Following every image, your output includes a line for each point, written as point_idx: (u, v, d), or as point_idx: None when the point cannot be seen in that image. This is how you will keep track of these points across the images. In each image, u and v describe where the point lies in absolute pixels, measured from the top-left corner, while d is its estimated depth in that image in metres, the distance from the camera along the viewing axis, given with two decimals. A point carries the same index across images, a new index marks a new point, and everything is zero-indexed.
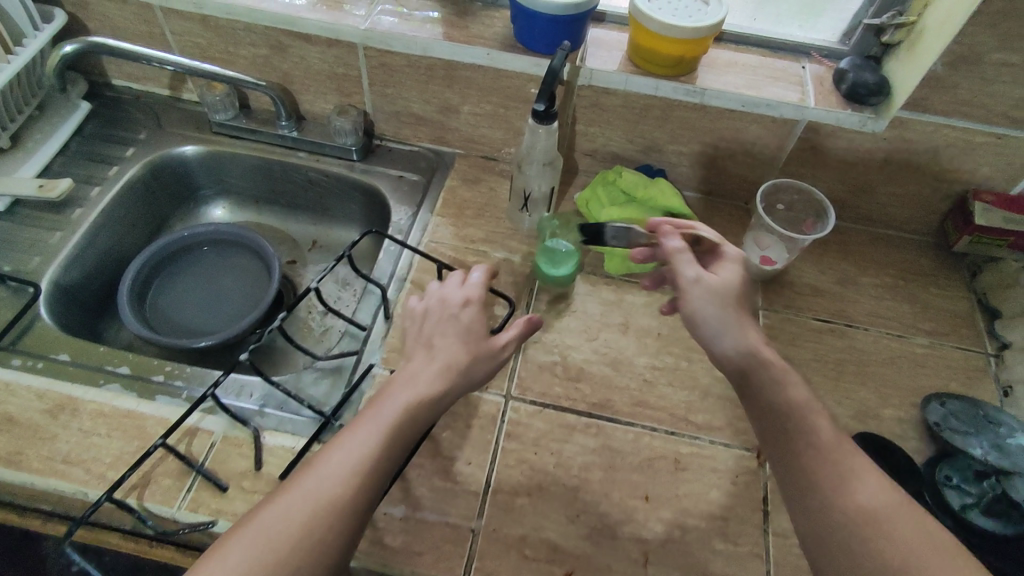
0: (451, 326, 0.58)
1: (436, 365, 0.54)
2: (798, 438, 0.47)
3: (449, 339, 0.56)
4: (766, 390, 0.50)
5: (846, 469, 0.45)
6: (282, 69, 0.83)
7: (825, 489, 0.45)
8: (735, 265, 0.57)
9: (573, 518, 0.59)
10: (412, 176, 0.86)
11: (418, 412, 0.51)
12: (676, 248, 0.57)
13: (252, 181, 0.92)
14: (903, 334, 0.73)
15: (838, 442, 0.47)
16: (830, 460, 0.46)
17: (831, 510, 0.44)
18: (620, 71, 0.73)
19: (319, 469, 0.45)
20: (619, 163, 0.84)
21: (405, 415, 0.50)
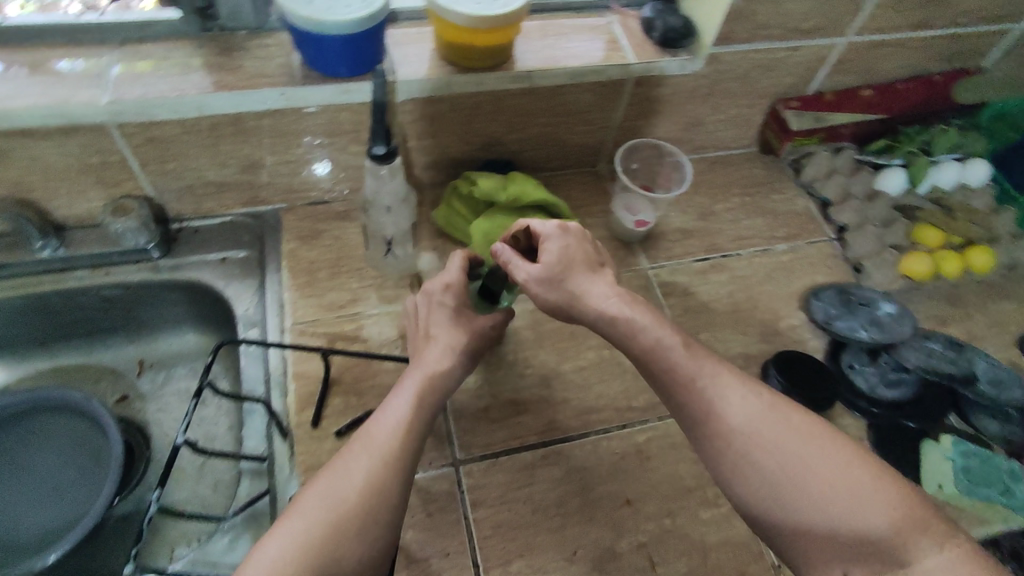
0: (443, 321, 0.57)
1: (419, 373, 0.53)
2: (710, 430, 0.49)
3: (445, 335, 0.56)
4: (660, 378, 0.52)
5: (760, 450, 0.47)
6: (6, 179, 0.62)
7: (748, 477, 0.47)
8: (557, 239, 0.56)
9: (572, 558, 0.57)
10: (238, 253, 0.72)
11: (420, 417, 0.50)
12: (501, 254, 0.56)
13: (19, 325, 0.69)
14: (767, 247, 0.80)
15: (744, 423, 0.48)
16: (740, 446, 0.48)
17: (758, 493, 0.47)
18: (439, 76, 0.66)
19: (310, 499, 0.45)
20: (464, 167, 0.77)
21: (398, 432, 0.49)
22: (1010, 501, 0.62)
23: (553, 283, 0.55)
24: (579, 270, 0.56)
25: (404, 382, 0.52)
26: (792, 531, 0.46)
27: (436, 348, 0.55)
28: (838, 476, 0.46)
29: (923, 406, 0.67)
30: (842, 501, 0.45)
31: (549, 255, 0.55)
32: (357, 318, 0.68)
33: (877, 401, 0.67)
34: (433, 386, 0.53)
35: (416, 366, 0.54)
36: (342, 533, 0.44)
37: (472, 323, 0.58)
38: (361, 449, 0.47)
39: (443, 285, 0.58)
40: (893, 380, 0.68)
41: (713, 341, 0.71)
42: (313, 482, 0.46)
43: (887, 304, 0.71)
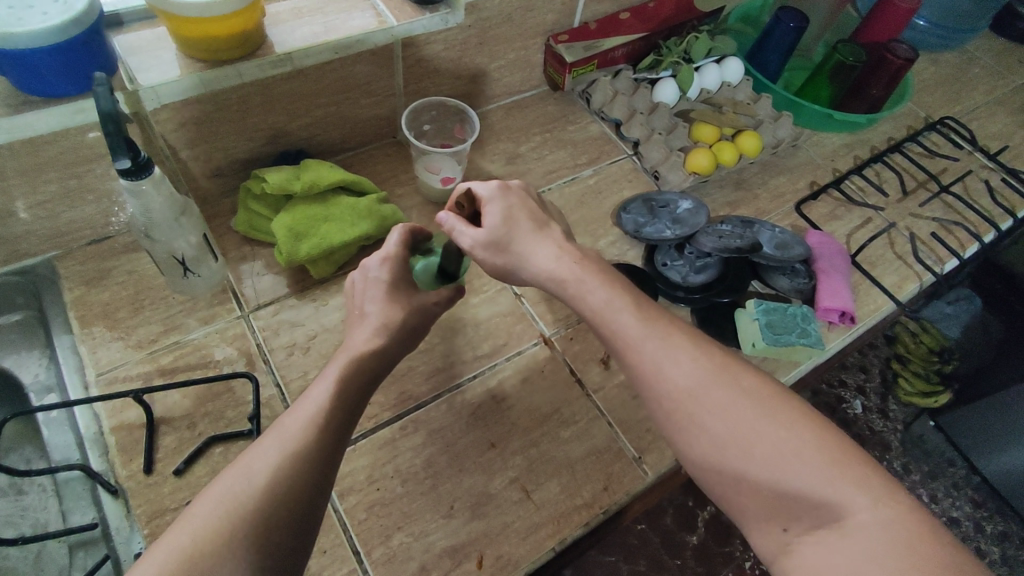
0: (376, 298, 0.57)
1: (342, 363, 0.51)
2: (660, 390, 0.50)
3: (376, 313, 0.56)
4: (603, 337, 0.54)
5: (707, 407, 0.48)
6: None
7: (696, 432, 0.48)
8: (497, 204, 0.57)
9: (451, 512, 0.58)
10: (13, 317, 0.64)
11: (353, 398, 0.50)
12: (446, 223, 0.59)
13: None
14: (574, 176, 0.85)
15: (691, 384, 0.49)
16: (686, 402, 0.49)
17: (706, 447, 0.48)
18: (187, 75, 0.60)
19: (214, 493, 0.42)
20: (255, 166, 0.74)
21: (314, 428, 0.46)
22: (807, 340, 0.70)
23: (499, 243, 0.57)
24: (522, 229, 0.57)
25: (329, 368, 0.51)
26: (736, 488, 0.47)
27: (366, 328, 0.55)
28: (782, 435, 0.46)
29: (728, 282, 0.75)
30: (785, 464, 0.45)
31: (491, 216, 0.57)
32: (172, 348, 0.63)
33: (690, 287, 0.74)
34: (357, 368, 0.51)
35: (344, 349, 0.53)
36: (240, 523, 0.40)
37: (402, 299, 0.58)
38: (277, 436, 0.45)
39: (380, 258, 0.58)
40: (700, 265, 0.75)
41: None
42: (217, 477, 0.43)
43: (682, 202, 0.79)
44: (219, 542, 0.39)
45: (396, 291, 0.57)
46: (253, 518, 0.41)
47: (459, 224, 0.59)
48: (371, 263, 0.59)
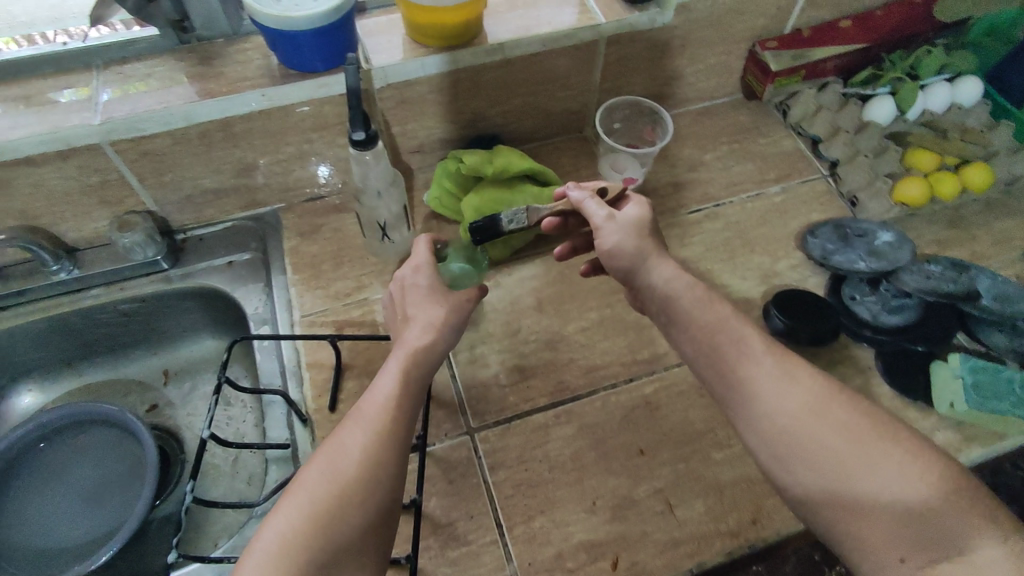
0: (417, 302, 0.55)
1: (399, 353, 0.51)
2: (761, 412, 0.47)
3: (423, 314, 0.54)
4: (716, 359, 0.50)
5: (804, 433, 0.45)
6: (15, 207, 0.65)
7: (795, 461, 0.45)
8: (640, 206, 0.59)
9: (592, 508, 0.58)
10: (242, 256, 0.74)
11: (414, 384, 0.50)
12: (581, 197, 0.59)
13: (49, 347, 0.73)
14: (760, 191, 0.80)
15: (795, 410, 0.46)
16: (789, 426, 0.46)
17: (808, 477, 0.44)
18: (413, 59, 0.67)
19: (315, 464, 0.45)
20: (451, 147, 0.79)
21: (388, 409, 0.47)
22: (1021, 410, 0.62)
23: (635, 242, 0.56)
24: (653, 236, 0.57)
25: (389, 361, 0.51)
26: (841, 524, 0.43)
27: (415, 326, 0.53)
28: (893, 469, 0.42)
29: (928, 329, 0.67)
30: (896, 497, 0.41)
31: (627, 211, 0.58)
32: (363, 303, 0.70)
33: (880, 326, 0.67)
34: (415, 361, 0.50)
35: (398, 345, 0.52)
36: (338, 496, 0.43)
37: (448, 298, 0.55)
38: (358, 420, 0.47)
39: (412, 268, 0.57)
40: (896, 305, 0.68)
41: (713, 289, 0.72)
42: (314, 456, 0.46)
43: (884, 234, 0.72)
44: (321, 515, 0.43)
45: (439, 293, 0.56)
46: (352, 492, 0.44)
47: (591, 200, 0.59)
48: (405, 271, 0.58)
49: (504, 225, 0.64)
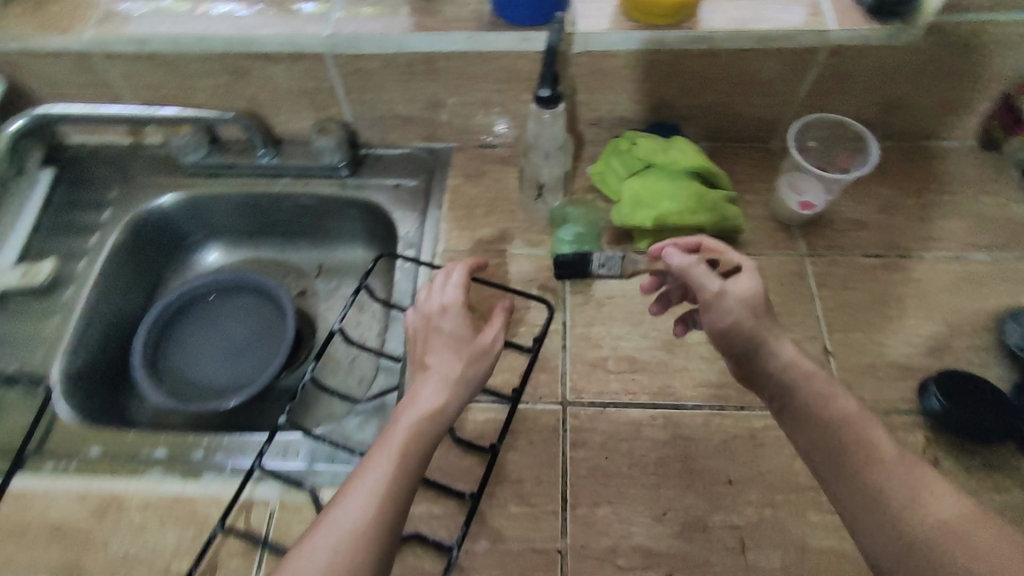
0: (439, 347, 0.53)
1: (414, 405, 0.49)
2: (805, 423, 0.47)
3: (439, 365, 0.52)
4: (791, 401, 0.49)
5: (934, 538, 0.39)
6: (246, 93, 0.76)
7: (841, 475, 0.44)
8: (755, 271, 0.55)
9: (660, 518, 0.57)
10: (409, 182, 0.80)
11: (437, 420, 0.48)
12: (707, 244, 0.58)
13: (240, 218, 0.85)
14: (961, 254, 0.70)
15: (839, 419, 0.46)
16: (835, 437, 0.45)
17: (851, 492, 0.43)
18: (620, 32, 0.66)
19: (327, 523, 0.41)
20: (628, 128, 0.77)
21: (397, 469, 0.44)
22: None
23: (740, 320, 0.51)
24: (764, 317, 0.51)
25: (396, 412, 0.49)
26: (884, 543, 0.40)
27: (431, 380, 0.51)
28: (944, 488, 0.41)
29: None
30: (943, 513, 0.39)
31: (738, 285, 0.52)
32: (501, 254, 0.72)
33: None
34: (427, 420, 0.48)
35: (410, 399, 0.50)
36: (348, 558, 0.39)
37: (465, 350, 0.53)
38: (384, 457, 0.45)
39: (441, 310, 0.55)
40: None
41: (866, 343, 0.65)
42: (321, 518, 0.42)
43: None
44: None
45: (462, 342, 0.53)
46: (365, 540, 0.40)
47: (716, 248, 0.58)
48: (433, 309, 0.56)
49: (594, 267, 0.68)
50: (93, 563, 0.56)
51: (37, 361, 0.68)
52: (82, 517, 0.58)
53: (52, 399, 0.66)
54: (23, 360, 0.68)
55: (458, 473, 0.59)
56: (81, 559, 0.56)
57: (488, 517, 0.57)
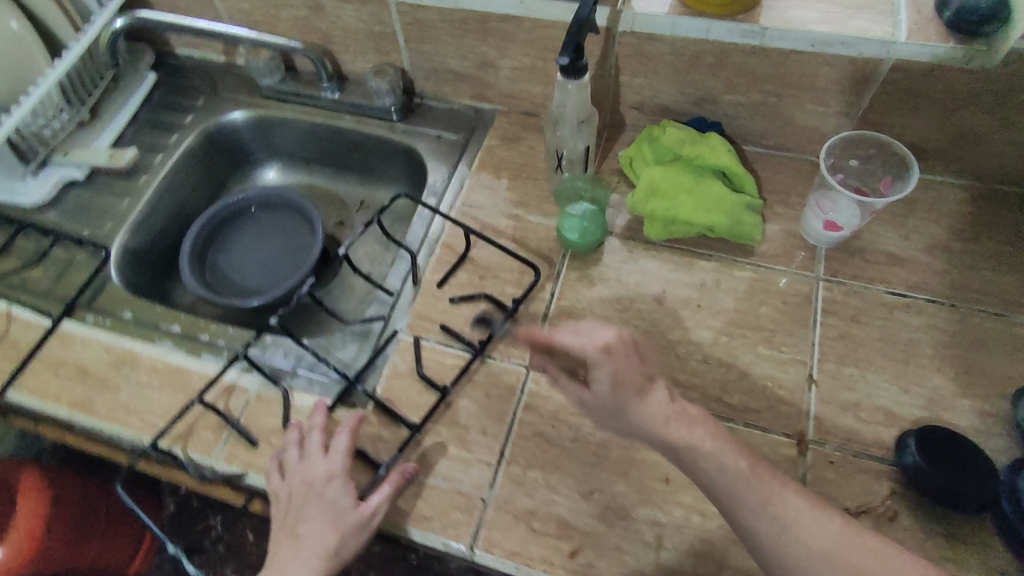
0: (321, 517, 0.56)
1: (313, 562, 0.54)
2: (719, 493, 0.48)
3: (325, 528, 0.55)
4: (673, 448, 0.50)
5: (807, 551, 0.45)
6: (320, 29, 0.82)
7: (762, 536, 0.46)
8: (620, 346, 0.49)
9: (586, 496, 0.58)
10: (451, 136, 0.84)
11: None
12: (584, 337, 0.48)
13: (302, 144, 0.93)
14: (1001, 313, 0.64)
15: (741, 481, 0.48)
16: (754, 502, 0.47)
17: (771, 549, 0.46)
18: (668, 14, 0.64)
19: None
20: (669, 117, 0.75)
21: None
22: None
23: (603, 405, 0.50)
24: (630, 400, 0.49)
25: (292, 563, 0.55)
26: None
27: (319, 539, 0.55)
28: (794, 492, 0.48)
29: None
30: (850, 544, 0.45)
31: (599, 384, 0.49)
32: (513, 217, 0.74)
33: None
34: (326, 561, 0.54)
35: (301, 550, 0.55)
36: None
37: (342, 523, 0.55)
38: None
39: (326, 477, 0.57)
40: None
41: (855, 381, 0.62)
42: None
43: None
44: None
45: (344, 513, 0.56)
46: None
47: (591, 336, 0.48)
48: (314, 472, 0.57)
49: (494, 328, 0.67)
50: (101, 406, 0.66)
51: (104, 232, 0.79)
52: (103, 366, 0.68)
53: (107, 266, 0.76)
54: (95, 228, 0.80)
55: (413, 406, 0.63)
56: (93, 400, 0.66)
57: (426, 448, 0.61)
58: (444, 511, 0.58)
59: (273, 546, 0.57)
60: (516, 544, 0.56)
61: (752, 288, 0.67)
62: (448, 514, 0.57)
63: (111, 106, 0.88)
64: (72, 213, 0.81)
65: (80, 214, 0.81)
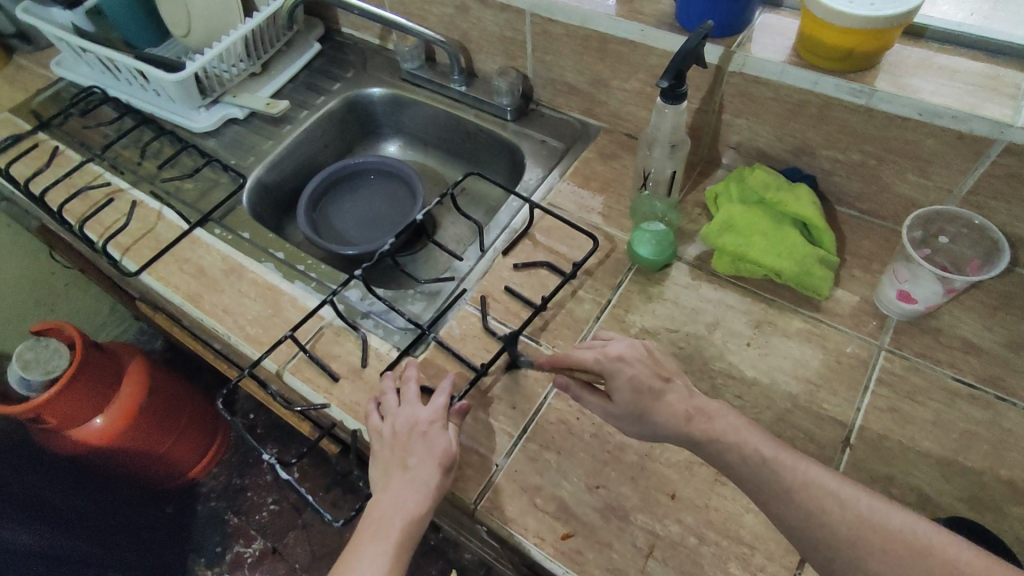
0: (424, 452, 0.59)
1: (416, 487, 0.57)
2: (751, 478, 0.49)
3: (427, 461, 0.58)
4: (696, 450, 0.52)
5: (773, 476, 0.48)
6: (462, 28, 0.92)
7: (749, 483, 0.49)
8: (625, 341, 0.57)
9: (591, 488, 0.60)
10: (554, 142, 0.90)
11: (420, 519, 0.57)
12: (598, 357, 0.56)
13: (424, 127, 1.04)
14: None
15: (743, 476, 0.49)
16: None
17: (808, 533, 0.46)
18: (779, 61, 0.67)
19: None
20: (763, 162, 0.78)
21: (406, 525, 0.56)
22: None
23: (626, 411, 0.54)
24: (648, 403, 0.53)
25: (398, 487, 0.58)
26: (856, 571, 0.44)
27: (423, 470, 0.58)
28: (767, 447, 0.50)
29: None
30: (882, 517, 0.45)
31: (620, 392, 0.54)
32: (591, 225, 0.79)
33: None
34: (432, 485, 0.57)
35: (408, 478, 0.58)
36: None
37: (445, 458, 0.59)
38: (380, 541, 0.56)
39: (429, 420, 0.61)
40: None
41: (895, 456, 0.59)
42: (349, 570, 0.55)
43: None
44: None
45: (445, 449, 0.59)
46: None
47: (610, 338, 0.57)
48: (417, 416, 0.61)
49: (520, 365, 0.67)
50: (205, 301, 0.77)
51: (247, 164, 0.93)
52: (217, 270, 0.80)
53: (241, 192, 0.89)
54: (240, 160, 0.94)
55: (456, 367, 0.69)
56: (202, 295, 0.78)
57: (488, 393, 0.66)
58: (459, 466, 0.62)
59: (383, 479, 0.60)
60: (515, 513, 0.59)
61: (807, 340, 0.67)
62: (462, 470, 0.62)
63: (279, 65, 1.03)
64: (228, 144, 0.96)
65: (233, 146, 0.96)
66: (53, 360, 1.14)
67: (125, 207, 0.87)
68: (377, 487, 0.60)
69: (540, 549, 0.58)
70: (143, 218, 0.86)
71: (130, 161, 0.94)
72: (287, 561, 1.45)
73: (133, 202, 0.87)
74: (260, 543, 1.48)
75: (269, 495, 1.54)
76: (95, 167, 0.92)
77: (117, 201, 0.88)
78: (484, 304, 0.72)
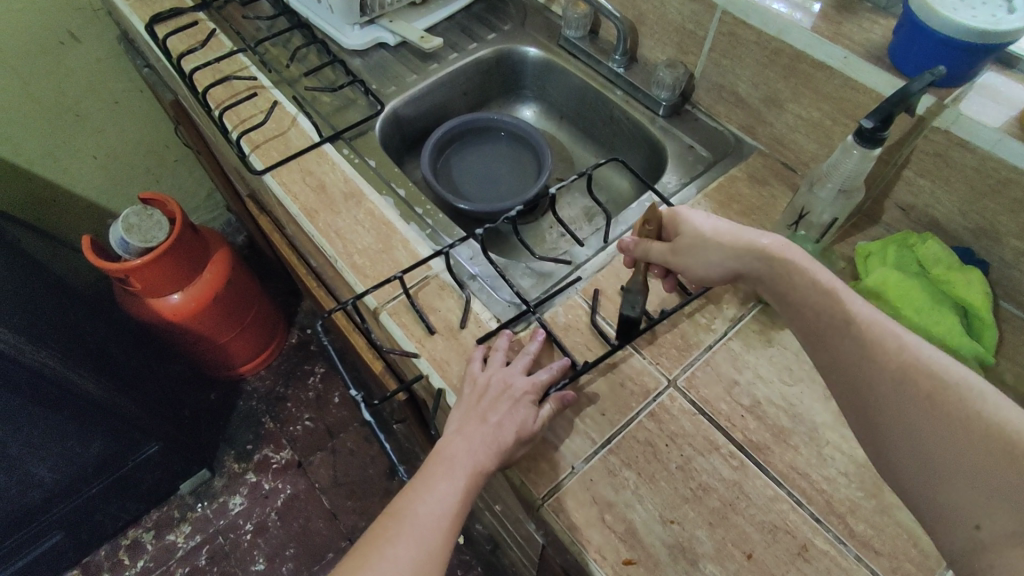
0: (508, 415, 0.57)
1: (491, 437, 0.56)
2: (845, 369, 0.45)
3: (507, 420, 0.57)
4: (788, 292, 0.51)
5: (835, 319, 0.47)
6: (640, 9, 0.86)
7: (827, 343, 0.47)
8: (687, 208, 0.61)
9: (665, 522, 0.57)
10: (702, 151, 0.85)
11: (487, 472, 0.54)
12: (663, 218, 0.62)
13: (567, 98, 1.00)
14: None
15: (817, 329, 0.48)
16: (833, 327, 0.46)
17: (919, 468, 0.39)
18: (997, 129, 0.60)
19: (411, 522, 0.51)
20: (932, 232, 0.70)
21: (475, 471, 0.54)
22: None
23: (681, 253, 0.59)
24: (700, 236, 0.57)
25: (471, 431, 0.56)
26: (995, 555, 0.35)
27: (501, 424, 0.57)
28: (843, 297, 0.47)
29: None
30: None
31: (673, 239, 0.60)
32: None
33: None
34: (501, 440, 0.56)
35: (481, 425, 0.57)
36: (434, 560, 0.49)
37: (524, 425, 0.57)
38: (449, 479, 0.53)
39: (517, 386, 0.60)
40: None
41: None
42: (409, 503, 0.52)
43: None
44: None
45: (526, 420, 0.58)
46: (446, 530, 0.51)
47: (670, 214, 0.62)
48: (511, 380, 0.60)
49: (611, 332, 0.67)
50: (320, 219, 0.77)
51: (386, 93, 0.92)
52: (338, 191, 0.79)
53: (375, 119, 0.88)
54: (382, 87, 0.93)
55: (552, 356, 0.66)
56: (319, 212, 0.77)
57: (583, 390, 0.64)
58: (532, 458, 0.60)
59: (459, 421, 0.58)
60: (581, 524, 0.57)
61: None
62: (535, 462, 0.60)
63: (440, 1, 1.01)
64: (373, 68, 0.95)
65: (377, 71, 0.95)
66: (151, 231, 1.15)
67: (264, 104, 0.87)
68: (450, 428, 0.58)
69: (598, 566, 0.55)
70: (279, 120, 0.86)
71: (279, 61, 0.94)
72: (308, 478, 1.49)
73: (273, 102, 0.87)
74: (287, 453, 1.52)
75: (306, 411, 1.58)
76: (244, 59, 0.92)
77: (258, 97, 0.88)
78: (596, 300, 0.70)
